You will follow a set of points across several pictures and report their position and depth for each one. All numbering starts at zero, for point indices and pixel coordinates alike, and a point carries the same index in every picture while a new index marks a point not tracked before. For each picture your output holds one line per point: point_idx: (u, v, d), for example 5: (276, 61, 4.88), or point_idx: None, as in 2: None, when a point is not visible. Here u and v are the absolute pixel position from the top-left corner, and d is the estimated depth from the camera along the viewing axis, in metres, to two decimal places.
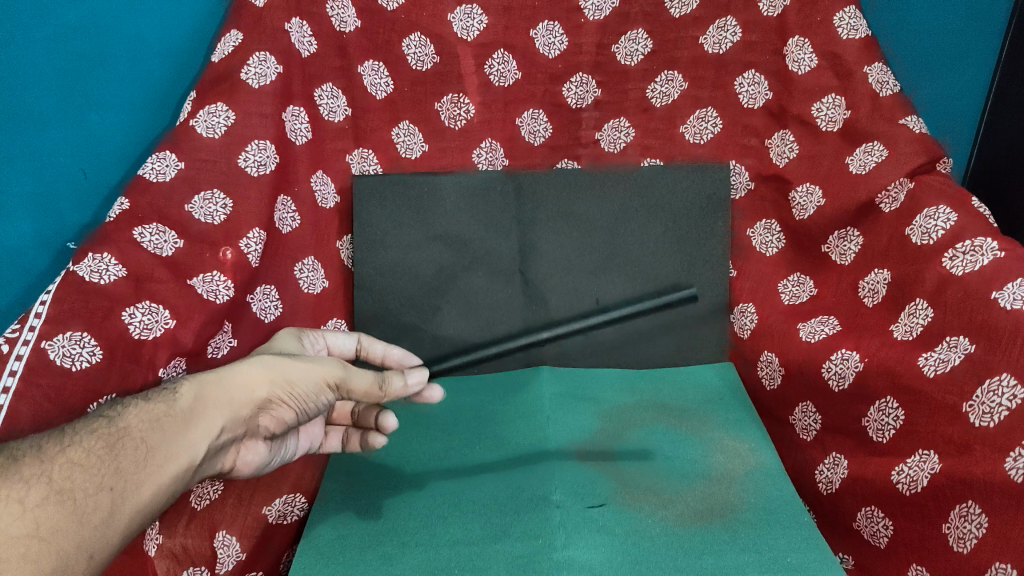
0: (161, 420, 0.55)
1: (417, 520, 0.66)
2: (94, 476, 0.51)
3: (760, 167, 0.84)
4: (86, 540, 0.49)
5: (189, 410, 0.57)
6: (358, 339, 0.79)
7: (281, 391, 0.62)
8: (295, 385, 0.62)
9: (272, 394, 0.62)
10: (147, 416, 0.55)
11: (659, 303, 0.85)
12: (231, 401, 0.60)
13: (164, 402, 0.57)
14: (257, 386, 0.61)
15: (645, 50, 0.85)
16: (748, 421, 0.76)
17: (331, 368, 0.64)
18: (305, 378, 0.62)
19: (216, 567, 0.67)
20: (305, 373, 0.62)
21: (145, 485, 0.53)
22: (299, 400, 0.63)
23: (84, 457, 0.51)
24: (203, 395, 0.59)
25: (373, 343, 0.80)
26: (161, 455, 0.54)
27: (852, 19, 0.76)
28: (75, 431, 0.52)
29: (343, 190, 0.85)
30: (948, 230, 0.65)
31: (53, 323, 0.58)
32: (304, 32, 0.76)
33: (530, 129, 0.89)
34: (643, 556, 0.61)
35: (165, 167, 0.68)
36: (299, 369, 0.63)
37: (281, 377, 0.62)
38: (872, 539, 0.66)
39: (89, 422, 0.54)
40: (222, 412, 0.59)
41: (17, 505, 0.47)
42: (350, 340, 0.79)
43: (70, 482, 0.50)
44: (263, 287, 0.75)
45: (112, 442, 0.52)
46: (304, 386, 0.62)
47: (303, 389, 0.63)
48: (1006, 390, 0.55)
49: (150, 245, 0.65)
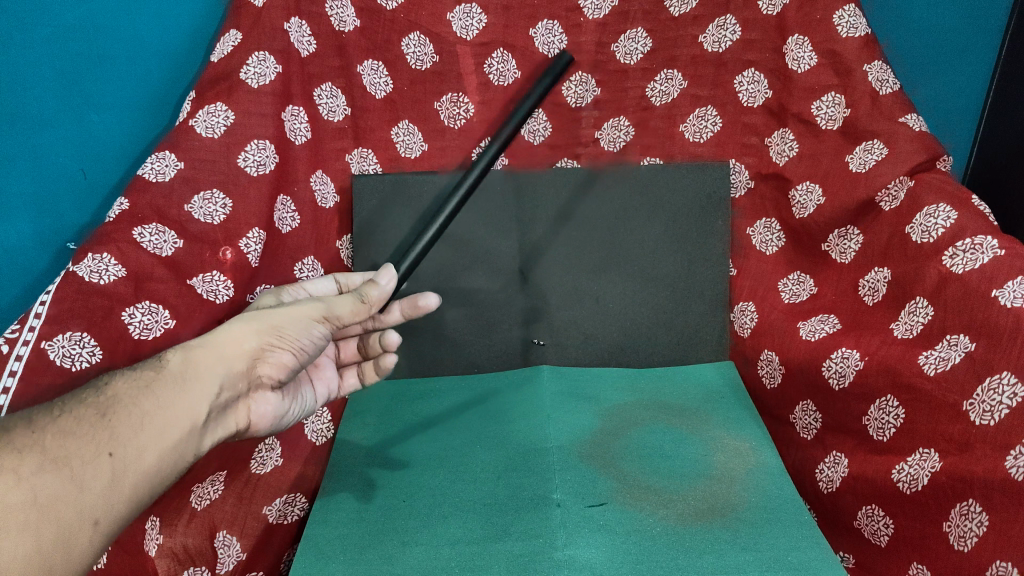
0: (153, 385, 0.53)
1: (418, 519, 0.66)
2: (90, 442, 0.48)
3: (760, 166, 0.85)
4: (89, 506, 0.47)
5: (180, 372, 0.55)
6: (335, 279, 0.75)
7: (273, 337, 0.59)
8: (283, 328, 0.60)
9: (264, 342, 0.59)
10: (136, 382, 0.53)
11: (659, 301, 0.86)
12: (223, 358, 0.57)
13: (152, 368, 0.55)
14: (246, 338, 0.58)
15: (645, 49, 0.85)
16: (748, 419, 0.76)
17: (313, 305, 0.62)
18: (292, 320, 0.60)
19: (216, 567, 0.67)
20: (289, 316, 0.60)
21: (146, 447, 0.51)
22: (293, 342, 0.60)
23: (77, 425, 0.49)
24: (191, 358, 0.56)
25: (350, 276, 0.76)
26: (159, 417, 0.52)
27: (852, 17, 0.75)
28: (65, 404, 0.51)
29: (343, 190, 0.86)
30: (948, 228, 0.65)
31: (52, 323, 0.58)
32: (303, 32, 0.76)
33: (530, 128, 0.88)
34: (645, 555, 0.61)
35: (165, 167, 0.68)
36: (282, 314, 0.60)
37: (267, 324, 0.60)
38: (873, 538, 0.66)
39: (77, 395, 0.52)
40: (216, 369, 0.56)
41: (13, 474, 0.45)
42: (329, 282, 0.74)
43: (66, 449, 0.47)
44: (263, 287, 0.74)
45: (104, 409, 0.51)
46: (293, 328, 0.60)
47: (293, 330, 0.60)
48: (1007, 388, 0.55)
49: (149, 245, 0.64)
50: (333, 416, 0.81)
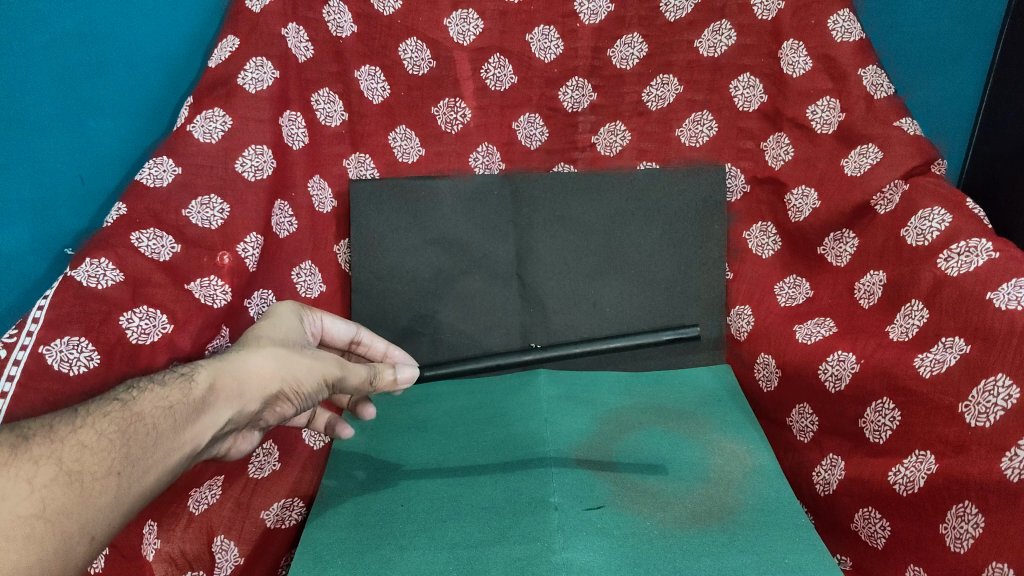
0: (174, 407, 0.53)
1: (416, 523, 0.66)
2: (104, 458, 0.48)
3: (757, 169, 0.85)
4: (90, 521, 0.46)
5: (203, 398, 0.54)
6: (357, 333, 0.76)
7: (290, 387, 0.60)
8: (301, 384, 0.60)
9: (282, 390, 0.59)
10: (161, 402, 0.53)
11: (656, 305, 0.85)
12: (242, 394, 0.57)
13: (180, 388, 0.54)
14: (269, 380, 0.58)
15: (640, 54, 0.86)
16: (745, 423, 0.77)
17: (333, 366, 0.63)
18: (312, 376, 0.61)
19: (214, 571, 0.66)
20: (311, 371, 0.61)
21: (150, 470, 0.50)
22: (302, 397, 0.61)
23: (95, 439, 0.49)
24: (217, 385, 0.56)
25: (374, 339, 0.77)
26: (171, 441, 0.52)
27: (846, 22, 0.76)
28: (87, 414, 0.50)
29: (342, 194, 0.85)
30: (943, 231, 0.65)
31: (51, 328, 0.58)
32: (302, 38, 0.77)
33: (527, 133, 0.90)
34: (643, 558, 0.61)
35: (162, 172, 0.68)
36: (307, 366, 0.61)
37: (290, 373, 0.60)
38: (871, 540, 0.66)
39: (103, 405, 0.51)
40: (232, 403, 0.56)
41: (25, 484, 0.45)
42: (350, 329, 0.75)
43: (80, 464, 0.47)
44: (262, 292, 0.75)
45: (125, 425, 0.50)
46: (309, 384, 0.61)
47: (309, 387, 0.61)
48: (1003, 390, 0.55)
49: (148, 250, 0.65)
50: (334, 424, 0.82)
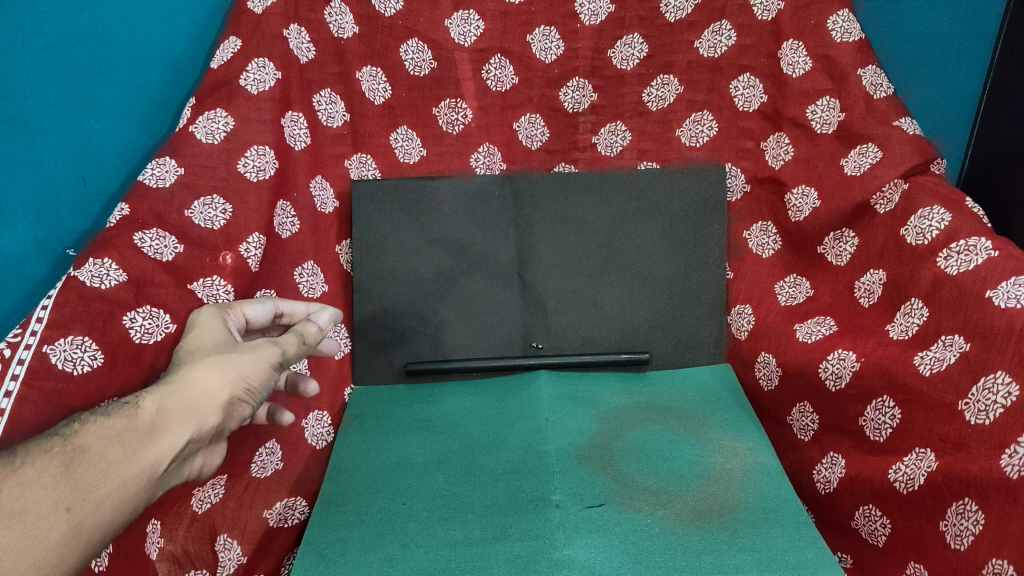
0: (122, 435, 0.52)
1: (417, 521, 0.66)
2: (49, 495, 0.47)
3: (757, 169, 0.85)
4: (41, 560, 0.45)
5: (152, 422, 0.53)
6: (276, 305, 0.70)
7: (240, 388, 0.58)
8: (250, 380, 0.58)
9: (234, 394, 0.57)
10: (107, 431, 0.52)
11: (657, 305, 0.86)
12: (194, 410, 0.55)
13: (125, 416, 0.53)
14: (217, 389, 0.56)
15: (641, 54, 0.86)
16: (746, 421, 0.77)
17: (272, 350, 0.61)
18: (256, 370, 0.59)
19: (217, 569, 0.67)
20: (253, 365, 0.59)
21: (105, 499, 0.49)
22: (257, 392, 0.59)
23: (38, 476, 0.47)
24: (165, 407, 0.54)
25: (293, 305, 0.71)
26: (124, 469, 0.50)
27: (846, 22, 0.77)
28: (28, 452, 0.49)
29: (343, 195, 0.86)
30: (943, 230, 0.66)
31: (54, 328, 0.58)
32: (303, 39, 0.78)
33: (528, 133, 0.90)
34: (643, 555, 0.61)
35: (165, 173, 0.69)
36: (248, 362, 0.59)
37: (236, 373, 0.58)
38: (871, 538, 0.66)
39: (44, 443, 0.50)
40: (187, 422, 0.55)
41: None
42: (269, 307, 0.69)
43: (24, 502, 0.46)
44: (263, 291, 0.75)
45: (70, 459, 0.49)
46: (257, 377, 0.59)
47: (258, 381, 0.59)
48: (1002, 387, 0.55)
49: (150, 250, 0.65)
50: (334, 420, 0.82)
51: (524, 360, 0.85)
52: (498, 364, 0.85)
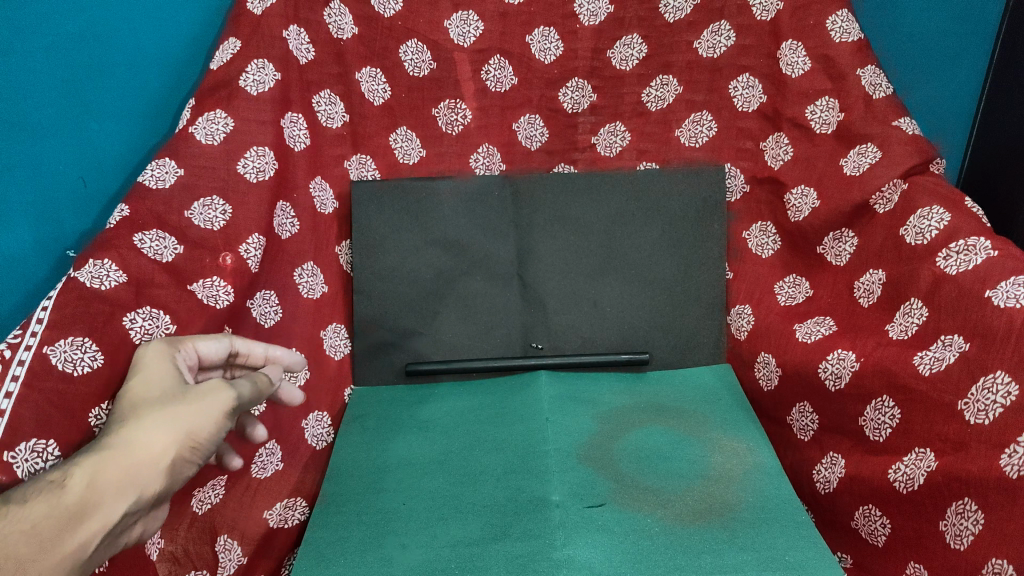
0: (39, 524, 0.44)
1: (417, 521, 0.66)
2: None
3: (756, 169, 0.85)
4: None
5: (80, 502, 0.46)
6: (232, 343, 0.63)
7: (188, 446, 0.50)
8: (201, 437, 0.51)
9: (181, 453, 0.50)
10: (19, 521, 0.44)
11: (657, 305, 0.86)
12: (133, 480, 0.48)
13: (45, 498, 0.45)
14: (161, 452, 0.49)
15: (640, 55, 0.87)
16: (746, 421, 0.77)
17: (228, 397, 0.53)
18: (208, 423, 0.52)
19: (218, 570, 0.66)
20: (204, 417, 0.51)
21: None
22: (209, 447, 0.52)
23: None
24: (96, 482, 0.47)
25: (252, 345, 0.64)
26: (41, 564, 0.44)
27: (845, 22, 0.77)
28: None
29: (342, 196, 0.86)
30: (942, 230, 0.66)
31: (55, 329, 0.57)
32: (302, 40, 0.78)
33: (527, 133, 0.90)
34: (643, 555, 0.61)
35: (164, 174, 0.68)
36: (197, 415, 0.51)
37: (183, 431, 0.50)
38: (871, 538, 0.66)
39: None
40: (124, 494, 0.48)
41: None
42: (224, 344, 0.62)
43: None
44: (263, 291, 0.75)
45: None
46: (209, 431, 0.52)
47: (211, 433, 0.52)
48: (1002, 387, 0.55)
49: (150, 251, 0.65)
50: (334, 421, 0.82)
51: (525, 361, 0.85)
52: (498, 364, 0.85)
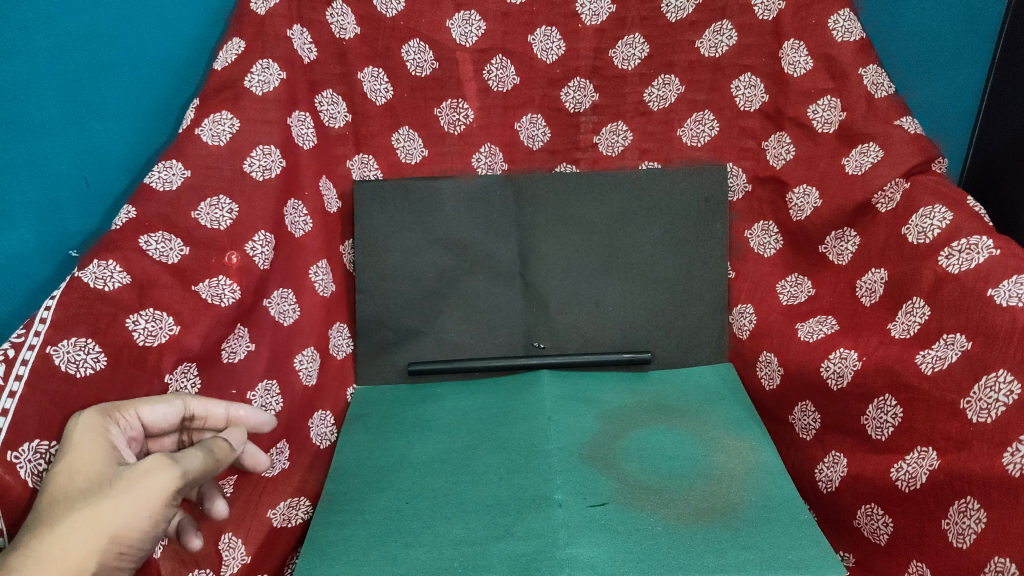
0: None
1: (420, 520, 0.67)
2: None
3: (758, 169, 0.85)
4: None
5: None
6: (185, 406, 0.59)
7: (117, 547, 0.46)
8: (133, 534, 0.47)
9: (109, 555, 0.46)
10: None
11: (658, 304, 0.86)
12: None
13: None
14: (85, 559, 0.45)
15: (642, 54, 0.87)
16: (748, 421, 0.77)
17: (168, 480, 0.49)
18: (141, 517, 0.47)
19: (221, 568, 0.64)
20: (136, 512, 0.47)
21: None
22: (143, 543, 0.48)
23: None
24: None
25: (209, 406, 0.61)
26: None
27: (847, 21, 0.77)
28: None
29: (345, 195, 0.86)
30: (945, 229, 0.66)
31: (58, 329, 0.57)
32: (305, 39, 0.78)
33: (530, 133, 0.90)
34: (646, 554, 0.61)
35: (171, 176, 0.69)
36: (128, 510, 0.47)
37: (110, 532, 0.46)
38: (873, 536, 0.66)
39: None
40: None
41: None
42: (176, 408, 0.59)
43: None
44: (282, 291, 0.76)
45: None
46: (144, 525, 0.47)
47: (146, 527, 0.47)
48: (1004, 386, 0.56)
49: (156, 253, 0.65)
50: (338, 420, 0.83)
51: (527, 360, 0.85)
52: (499, 364, 0.85)
